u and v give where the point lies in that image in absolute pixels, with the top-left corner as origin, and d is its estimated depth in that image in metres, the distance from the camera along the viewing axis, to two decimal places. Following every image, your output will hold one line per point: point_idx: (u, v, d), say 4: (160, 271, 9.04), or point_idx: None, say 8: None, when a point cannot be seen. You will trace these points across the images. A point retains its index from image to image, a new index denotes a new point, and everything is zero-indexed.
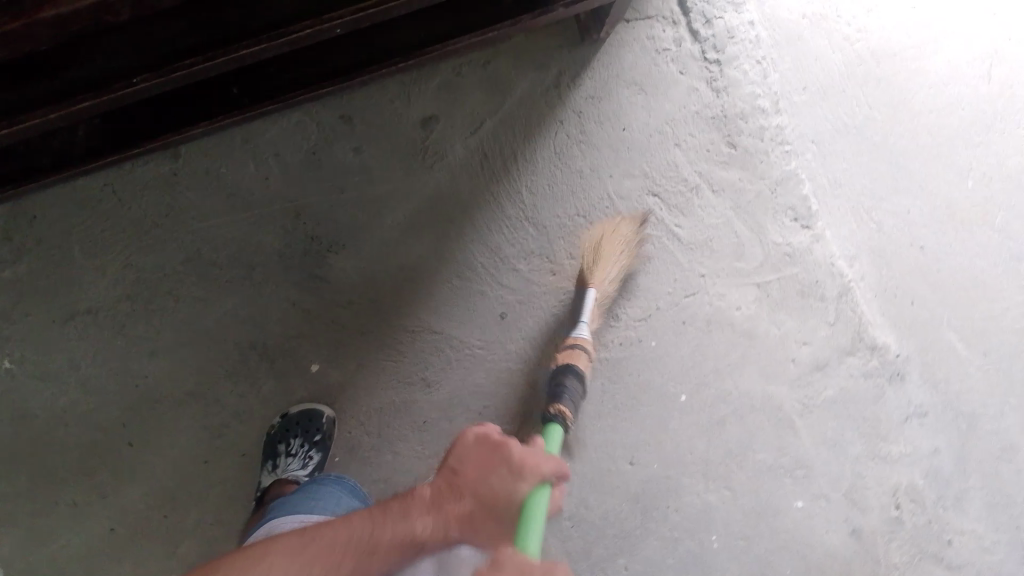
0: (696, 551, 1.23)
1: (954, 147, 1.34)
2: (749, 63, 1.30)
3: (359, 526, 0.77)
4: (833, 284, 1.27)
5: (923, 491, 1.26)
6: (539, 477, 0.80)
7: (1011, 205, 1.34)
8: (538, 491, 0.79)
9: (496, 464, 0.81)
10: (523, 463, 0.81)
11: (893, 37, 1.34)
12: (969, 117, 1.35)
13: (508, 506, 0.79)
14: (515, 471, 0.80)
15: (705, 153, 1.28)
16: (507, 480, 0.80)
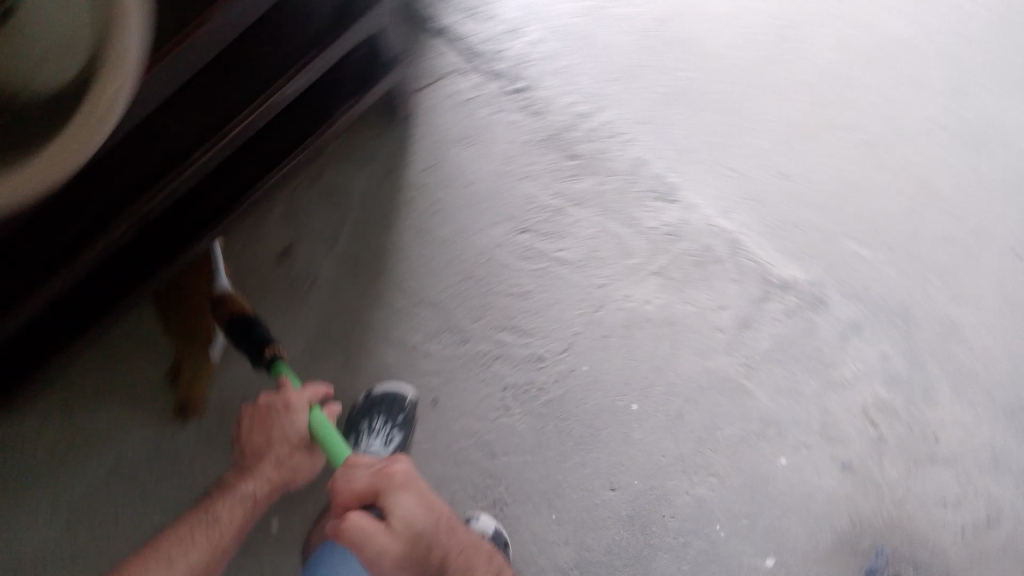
0: (708, 549, 1.20)
1: (769, 73, 1.39)
2: (552, 80, 1.37)
3: (187, 529, 0.97)
4: (724, 243, 1.29)
5: (890, 400, 1.25)
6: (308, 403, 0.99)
7: (846, 99, 1.38)
8: (314, 415, 0.98)
9: (270, 417, 1.00)
10: (287, 405, 0.98)
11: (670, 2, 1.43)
12: (770, 40, 1.41)
13: (299, 437, 0.99)
14: (286, 413, 0.98)
15: (553, 173, 1.32)
16: (286, 420, 0.98)
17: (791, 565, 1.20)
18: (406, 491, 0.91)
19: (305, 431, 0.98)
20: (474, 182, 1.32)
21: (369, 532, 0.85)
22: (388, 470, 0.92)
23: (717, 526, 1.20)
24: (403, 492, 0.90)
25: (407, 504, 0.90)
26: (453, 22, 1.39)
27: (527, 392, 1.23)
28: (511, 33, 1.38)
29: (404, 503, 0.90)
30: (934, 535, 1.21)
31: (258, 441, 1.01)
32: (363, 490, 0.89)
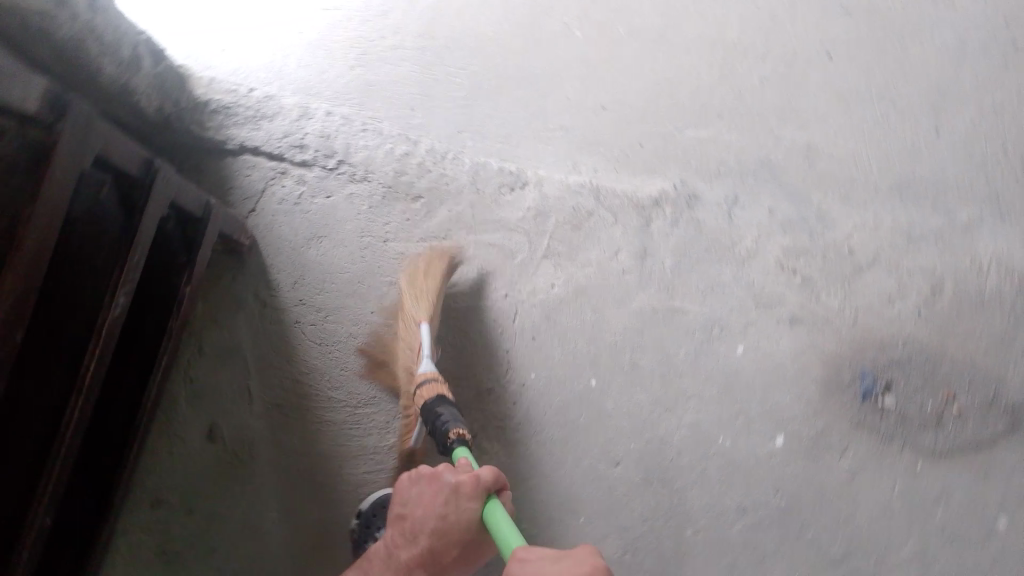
0: (724, 461, 1.28)
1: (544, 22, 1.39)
2: (362, 139, 1.28)
3: None
4: (587, 195, 1.31)
5: (799, 244, 1.35)
6: (485, 492, 0.82)
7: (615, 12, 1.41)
8: (489, 510, 0.81)
9: (434, 495, 0.85)
10: (457, 490, 0.83)
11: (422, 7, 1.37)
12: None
13: (461, 534, 0.83)
14: (455, 500, 0.83)
15: (407, 223, 1.27)
16: (450, 511, 0.83)
17: (799, 432, 1.31)
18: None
19: (476, 521, 0.82)
20: (345, 274, 1.25)
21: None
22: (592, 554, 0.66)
23: (719, 439, 1.29)
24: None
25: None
26: (244, 134, 1.24)
27: (497, 427, 1.23)
28: (302, 119, 1.27)
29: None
30: (897, 331, 1.36)
31: (412, 517, 0.87)
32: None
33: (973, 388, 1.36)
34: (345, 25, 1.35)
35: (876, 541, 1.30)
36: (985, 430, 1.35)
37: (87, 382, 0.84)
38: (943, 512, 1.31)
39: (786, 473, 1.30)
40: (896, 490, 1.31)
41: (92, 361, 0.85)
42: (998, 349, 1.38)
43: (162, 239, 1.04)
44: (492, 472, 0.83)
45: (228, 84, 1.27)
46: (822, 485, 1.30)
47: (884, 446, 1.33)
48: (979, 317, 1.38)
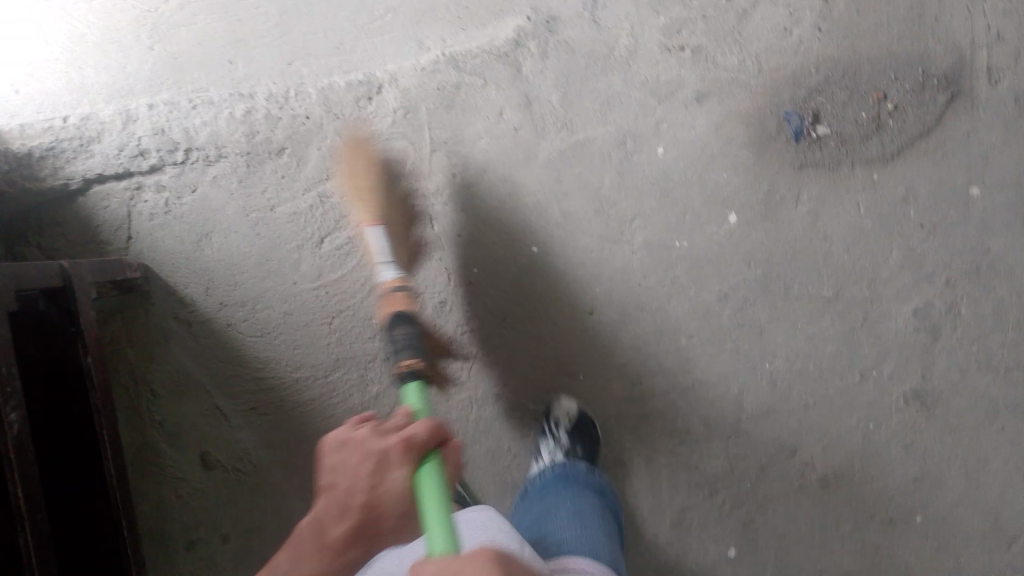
0: (689, 261, 1.28)
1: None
2: (196, 117, 1.15)
3: None
4: (446, 69, 1.20)
5: (676, 18, 1.26)
6: (421, 455, 0.80)
7: None
8: (426, 474, 0.79)
9: (351, 467, 0.83)
10: (382, 460, 0.81)
11: None
12: None
13: (399, 508, 0.81)
14: (384, 470, 0.81)
15: (284, 180, 1.17)
16: (377, 479, 0.81)
17: (748, 201, 1.29)
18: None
19: (408, 487, 0.80)
20: (250, 258, 1.18)
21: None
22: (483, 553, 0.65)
23: (676, 243, 1.28)
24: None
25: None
26: (81, 167, 1.14)
27: (464, 332, 1.25)
28: (129, 125, 1.15)
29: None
30: (807, 57, 1.29)
31: (337, 490, 0.83)
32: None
33: (901, 78, 1.32)
34: (121, 8, 1.20)
35: (863, 263, 1.31)
36: (928, 114, 1.32)
37: (26, 504, 0.83)
38: (917, 208, 1.32)
39: (753, 244, 1.29)
40: (862, 209, 1.31)
41: (16, 492, 0.82)
42: (911, 28, 1.32)
43: (39, 319, 0.97)
44: (427, 429, 0.81)
45: (40, 123, 1.15)
46: (792, 239, 1.30)
47: (836, 174, 1.30)
48: (881, 8, 1.32)
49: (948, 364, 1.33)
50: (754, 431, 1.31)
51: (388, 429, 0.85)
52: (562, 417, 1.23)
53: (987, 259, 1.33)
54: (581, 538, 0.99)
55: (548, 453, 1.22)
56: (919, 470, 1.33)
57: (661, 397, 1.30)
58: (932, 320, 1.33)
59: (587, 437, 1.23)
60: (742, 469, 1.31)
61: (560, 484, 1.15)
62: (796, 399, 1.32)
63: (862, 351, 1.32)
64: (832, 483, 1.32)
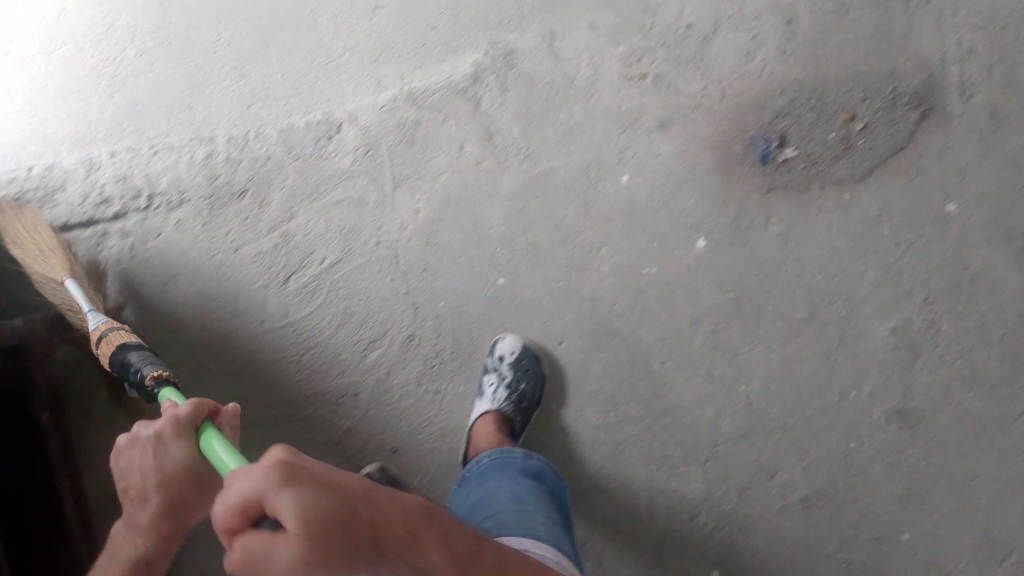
0: (658, 287, 1.26)
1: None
2: (158, 163, 1.18)
3: None
4: (404, 105, 1.21)
5: (635, 48, 1.27)
6: (194, 423, 0.81)
7: None
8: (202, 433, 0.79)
9: (135, 458, 0.84)
10: (163, 436, 0.81)
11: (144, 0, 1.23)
12: None
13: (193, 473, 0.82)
14: (168, 444, 0.81)
15: (247, 221, 1.19)
16: (161, 458, 0.81)
17: (715, 224, 1.27)
18: (300, 475, 0.49)
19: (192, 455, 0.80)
20: (216, 302, 1.18)
21: (265, 556, 0.46)
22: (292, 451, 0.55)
23: (645, 270, 1.26)
24: (298, 474, 0.49)
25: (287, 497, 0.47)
26: (47, 215, 1.17)
27: (434, 365, 1.21)
28: (92, 173, 1.18)
29: (294, 500, 0.47)
30: (771, 82, 1.30)
31: (130, 484, 0.84)
32: (243, 493, 0.49)
33: (869, 97, 1.31)
34: (79, 56, 1.22)
35: (837, 282, 1.29)
36: (899, 131, 1.31)
37: None
38: (890, 227, 1.30)
39: (723, 267, 1.27)
40: (834, 228, 1.29)
41: None
42: (877, 47, 1.32)
43: None
44: (190, 405, 0.81)
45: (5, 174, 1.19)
46: (763, 261, 1.28)
47: (804, 195, 1.29)
48: (846, 29, 1.32)
49: (932, 382, 1.29)
50: (731, 455, 1.27)
51: (157, 421, 0.84)
52: (507, 351, 1.19)
53: (968, 275, 1.29)
54: (523, 521, 0.93)
55: (492, 389, 1.18)
56: (905, 490, 1.28)
57: (636, 423, 1.27)
58: (912, 337, 1.29)
59: (532, 373, 1.18)
60: (720, 494, 1.27)
61: (496, 468, 1.07)
62: (773, 422, 1.28)
63: (841, 371, 1.28)
64: (815, 505, 1.27)
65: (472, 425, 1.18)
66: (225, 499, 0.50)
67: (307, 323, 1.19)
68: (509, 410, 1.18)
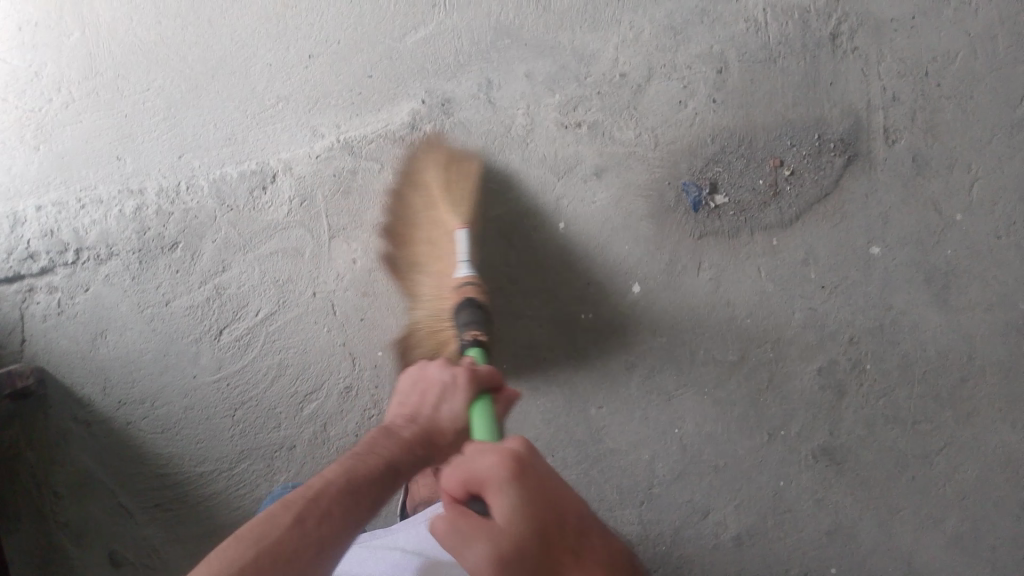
0: (593, 333, 1.30)
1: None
2: (86, 216, 1.18)
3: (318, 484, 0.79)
4: (341, 155, 1.20)
5: (568, 95, 1.27)
6: (483, 386, 0.87)
7: None
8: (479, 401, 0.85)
9: (429, 388, 0.89)
10: (455, 381, 0.87)
11: (64, 48, 1.18)
12: None
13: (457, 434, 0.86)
14: (453, 393, 0.86)
15: (177, 277, 1.19)
16: (446, 402, 0.86)
17: (649, 271, 1.30)
18: (521, 476, 0.63)
19: (465, 414, 0.85)
20: (146, 355, 1.20)
21: (465, 538, 0.61)
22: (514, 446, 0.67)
23: (582, 315, 1.30)
24: (520, 475, 0.62)
25: (502, 503, 0.61)
26: None
27: (372, 416, 1.22)
28: (17, 228, 1.18)
29: (511, 496, 0.61)
30: (704, 129, 1.30)
31: (409, 404, 0.90)
32: (473, 470, 0.64)
33: (798, 143, 1.30)
34: (1, 105, 1.19)
35: (765, 327, 1.31)
36: (825, 178, 1.30)
37: None
38: (817, 269, 1.30)
39: (657, 312, 1.30)
40: (763, 273, 1.30)
41: None
42: (807, 94, 1.30)
43: None
44: (490, 370, 0.88)
45: None
46: (695, 307, 1.30)
47: (734, 241, 1.30)
48: (774, 76, 1.30)
49: (855, 421, 1.32)
50: (664, 497, 1.33)
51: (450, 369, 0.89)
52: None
53: (890, 315, 1.31)
54: None
55: None
56: (830, 524, 1.33)
57: (573, 468, 1.33)
58: (837, 378, 1.32)
59: None
60: (655, 535, 1.34)
61: None
62: (705, 464, 1.32)
63: (769, 413, 1.32)
64: (746, 543, 1.33)
65: None
66: (456, 466, 0.66)
67: (247, 372, 1.21)
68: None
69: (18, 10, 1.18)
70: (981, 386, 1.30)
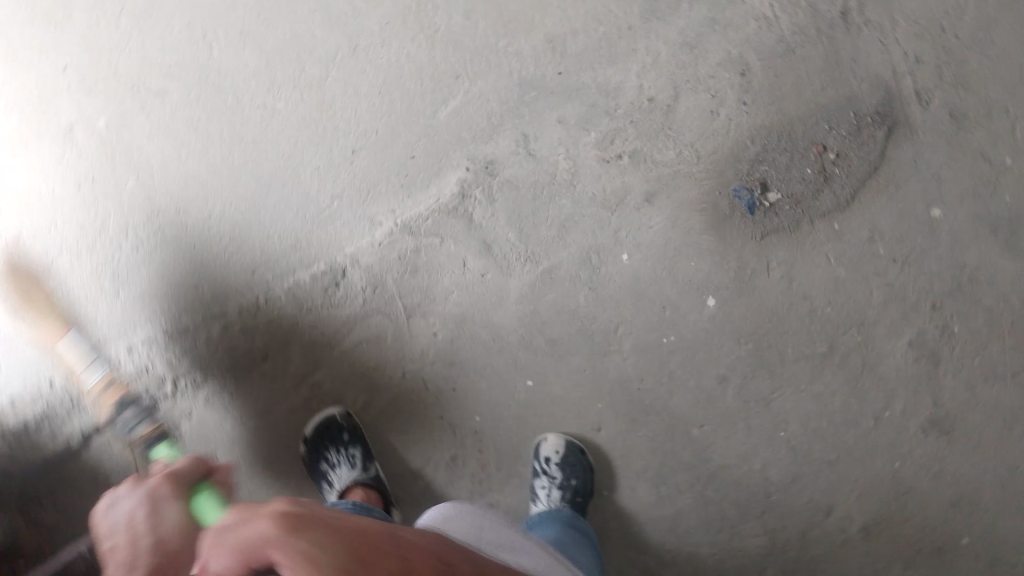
0: (680, 355, 1.29)
1: (216, 104, 1.23)
2: (175, 348, 1.24)
3: None
4: (402, 237, 1.25)
5: (604, 130, 1.28)
6: (188, 481, 0.87)
7: (295, 59, 1.23)
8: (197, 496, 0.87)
9: (136, 529, 0.82)
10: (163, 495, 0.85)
11: (122, 196, 1.23)
12: (200, 108, 1.23)
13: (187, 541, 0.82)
14: (160, 511, 0.84)
15: (271, 385, 1.26)
16: (161, 517, 0.83)
17: (720, 282, 1.29)
18: (307, 526, 0.56)
19: (184, 517, 0.84)
20: (259, 465, 1.28)
21: None
22: (280, 518, 0.56)
23: (664, 340, 1.29)
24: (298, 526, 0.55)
25: (299, 552, 0.53)
26: (76, 424, 1.25)
27: (481, 481, 1.29)
28: (111, 373, 1.24)
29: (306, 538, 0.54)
30: (740, 133, 1.30)
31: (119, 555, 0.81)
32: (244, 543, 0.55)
33: (835, 125, 1.31)
34: (75, 261, 1.23)
35: (846, 311, 1.29)
36: (870, 152, 1.30)
37: None
38: (884, 244, 1.29)
39: (737, 320, 1.29)
40: (832, 259, 1.29)
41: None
42: (833, 75, 1.30)
43: None
44: (187, 460, 0.88)
45: (26, 392, 1.25)
46: (773, 307, 1.29)
47: (797, 233, 1.30)
48: (799, 65, 1.30)
49: (957, 386, 1.29)
50: (786, 504, 1.30)
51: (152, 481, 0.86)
52: (554, 453, 1.24)
53: (967, 273, 1.29)
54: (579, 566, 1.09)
55: (545, 492, 1.24)
56: (953, 496, 1.29)
57: (689, 493, 1.30)
58: (930, 346, 1.29)
59: (579, 468, 1.24)
60: (783, 544, 1.30)
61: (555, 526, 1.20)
62: (818, 461, 1.30)
63: (870, 396, 1.29)
64: (875, 532, 1.30)
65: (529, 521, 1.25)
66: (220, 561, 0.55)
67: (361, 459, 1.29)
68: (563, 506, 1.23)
69: (74, 169, 1.23)
70: None
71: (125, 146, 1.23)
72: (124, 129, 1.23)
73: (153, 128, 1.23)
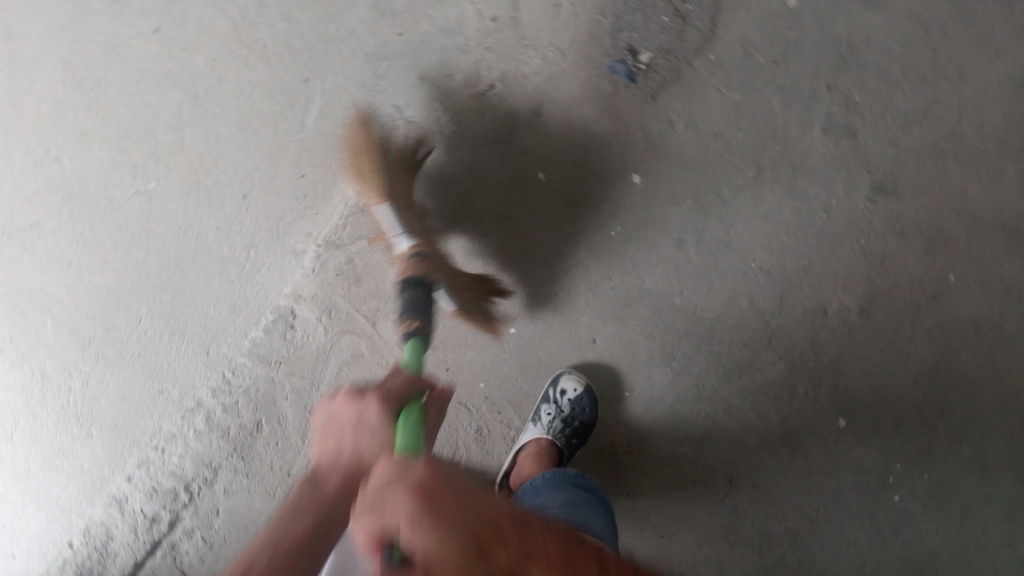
0: (633, 239, 1.29)
1: (91, 209, 1.23)
2: (171, 457, 1.25)
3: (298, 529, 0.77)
4: (331, 253, 1.23)
5: (464, 69, 1.27)
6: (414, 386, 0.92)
7: (148, 138, 1.23)
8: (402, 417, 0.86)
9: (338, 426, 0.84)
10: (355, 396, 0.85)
11: (48, 338, 1.26)
12: (79, 222, 1.23)
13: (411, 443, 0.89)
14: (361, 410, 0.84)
15: (281, 444, 1.24)
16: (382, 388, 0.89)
17: (636, 157, 1.29)
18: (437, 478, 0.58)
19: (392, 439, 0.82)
20: None
21: None
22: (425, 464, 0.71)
23: (612, 232, 1.30)
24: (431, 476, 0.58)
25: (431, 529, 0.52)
26: (117, 568, 1.26)
27: (514, 436, 1.32)
28: (125, 506, 1.26)
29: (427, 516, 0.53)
30: (590, 13, 1.30)
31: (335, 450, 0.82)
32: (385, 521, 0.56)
33: None
34: (39, 420, 1.27)
35: (757, 127, 1.29)
36: None
37: None
38: (762, 53, 1.30)
39: (667, 184, 1.29)
40: (723, 88, 1.30)
41: None
42: None
43: None
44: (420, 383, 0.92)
45: (56, 561, 1.29)
46: (693, 156, 1.29)
47: (682, 81, 1.30)
48: None
49: (880, 147, 1.28)
50: (786, 323, 1.28)
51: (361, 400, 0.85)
52: (573, 391, 1.25)
53: (845, 43, 1.29)
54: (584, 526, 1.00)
55: (548, 418, 1.27)
56: (924, 243, 1.27)
57: (700, 355, 1.29)
58: (843, 125, 1.29)
59: (588, 409, 1.27)
60: (801, 358, 1.28)
61: (556, 481, 1.13)
62: (795, 272, 1.28)
63: (811, 194, 1.29)
64: (873, 308, 1.28)
65: (522, 447, 1.28)
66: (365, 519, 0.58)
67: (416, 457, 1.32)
68: (559, 438, 1.27)
69: None
70: (950, 46, 1.29)
71: (26, 290, 1.25)
72: (14, 273, 1.25)
73: (44, 263, 1.24)
